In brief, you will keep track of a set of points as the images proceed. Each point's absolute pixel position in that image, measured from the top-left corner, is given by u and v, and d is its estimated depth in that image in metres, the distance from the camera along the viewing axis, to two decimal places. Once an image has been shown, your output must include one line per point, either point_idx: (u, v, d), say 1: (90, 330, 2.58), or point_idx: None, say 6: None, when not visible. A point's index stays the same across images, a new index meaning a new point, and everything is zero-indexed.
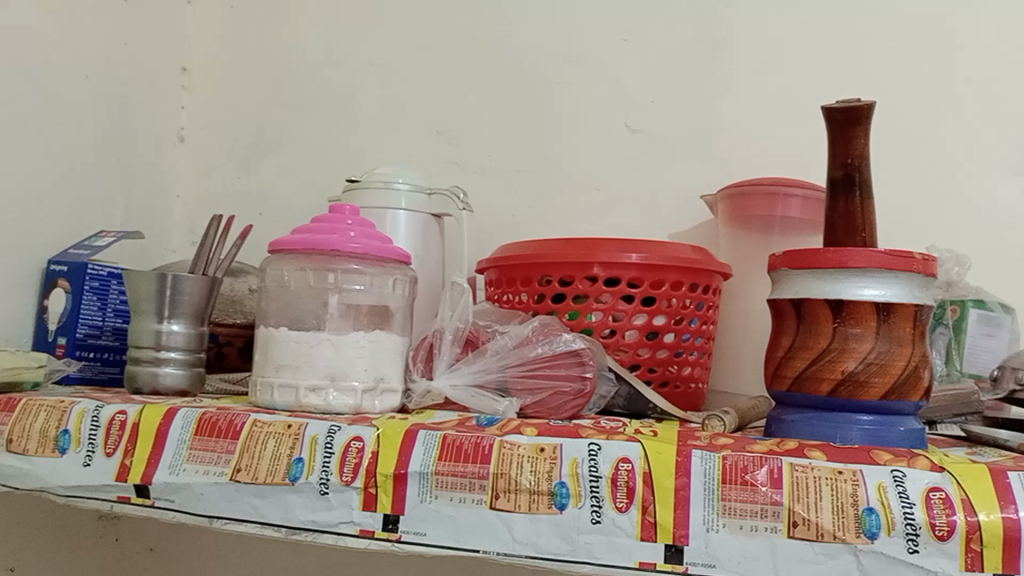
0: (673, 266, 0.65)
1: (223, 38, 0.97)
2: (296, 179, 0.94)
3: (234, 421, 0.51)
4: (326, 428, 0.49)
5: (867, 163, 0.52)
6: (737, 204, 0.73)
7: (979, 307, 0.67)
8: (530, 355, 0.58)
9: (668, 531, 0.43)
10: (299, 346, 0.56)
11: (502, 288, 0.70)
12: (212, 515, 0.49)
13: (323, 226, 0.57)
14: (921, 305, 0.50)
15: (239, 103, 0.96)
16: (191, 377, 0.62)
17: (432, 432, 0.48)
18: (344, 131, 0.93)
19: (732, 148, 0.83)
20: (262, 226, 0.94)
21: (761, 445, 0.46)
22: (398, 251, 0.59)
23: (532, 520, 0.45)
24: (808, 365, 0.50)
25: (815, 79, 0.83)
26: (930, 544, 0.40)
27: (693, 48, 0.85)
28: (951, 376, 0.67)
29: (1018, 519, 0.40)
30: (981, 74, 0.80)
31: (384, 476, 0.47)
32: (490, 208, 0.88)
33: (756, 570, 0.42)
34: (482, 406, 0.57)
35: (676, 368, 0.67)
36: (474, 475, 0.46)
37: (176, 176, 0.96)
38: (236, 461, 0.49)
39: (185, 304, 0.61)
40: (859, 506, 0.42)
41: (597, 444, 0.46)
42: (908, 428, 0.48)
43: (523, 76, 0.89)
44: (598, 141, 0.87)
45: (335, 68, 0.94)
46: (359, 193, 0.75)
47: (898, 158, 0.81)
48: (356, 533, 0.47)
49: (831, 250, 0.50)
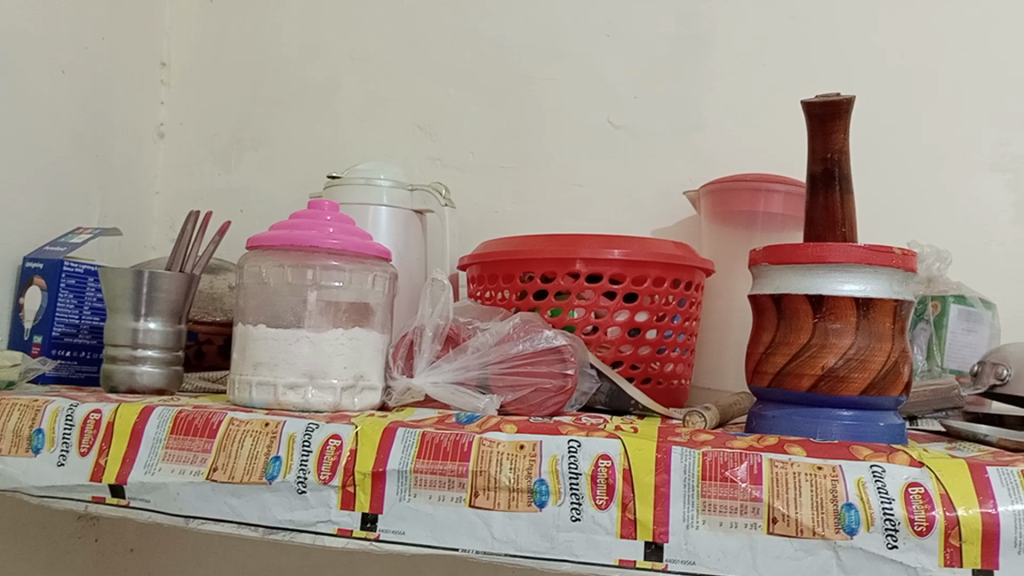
0: (655, 262, 0.64)
1: (202, 34, 0.96)
2: (277, 175, 0.93)
3: (211, 419, 0.50)
4: (304, 426, 0.49)
5: (846, 158, 0.52)
6: (719, 200, 0.73)
7: (959, 302, 0.67)
8: (511, 352, 0.58)
9: (647, 528, 0.43)
10: (278, 343, 0.56)
11: (484, 285, 0.70)
12: (188, 515, 0.48)
13: (301, 222, 0.57)
14: (901, 300, 0.50)
15: (218, 98, 0.95)
16: (168, 375, 0.61)
17: (410, 430, 0.48)
18: (325, 127, 0.92)
19: (715, 144, 0.83)
20: (243, 222, 0.93)
21: (741, 441, 0.46)
22: (377, 247, 0.58)
23: (511, 518, 0.44)
24: (789, 360, 0.50)
25: (797, 75, 0.83)
26: (908, 539, 0.40)
27: (675, 43, 0.85)
28: (931, 371, 0.67)
29: (996, 514, 0.40)
30: (961, 71, 0.80)
31: (362, 475, 0.46)
32: (472, 204, 0.88)
33: (735, 566, 0.42)
34: (463, 404, 0.56)
35: (658, 365, 0.67)
36: (453, 473, 0.45)
37: (155, 172, 0.95)
38: (213, 460, 0.48)
39: (162, 302, 0.60)
40: (838, 502, 0.41)
41: (577, 441, 0.46)
42: (886, 424, 0.49)
43: (504, 71, 0.89)
44: (580, 137, 0.86)
45: (316, 63, 0.93)
46: (341, 190, 0.75)
47: (880, 154, 0.81)
48: (334, 532, 0.46)
49: (811, 245, 0.50)
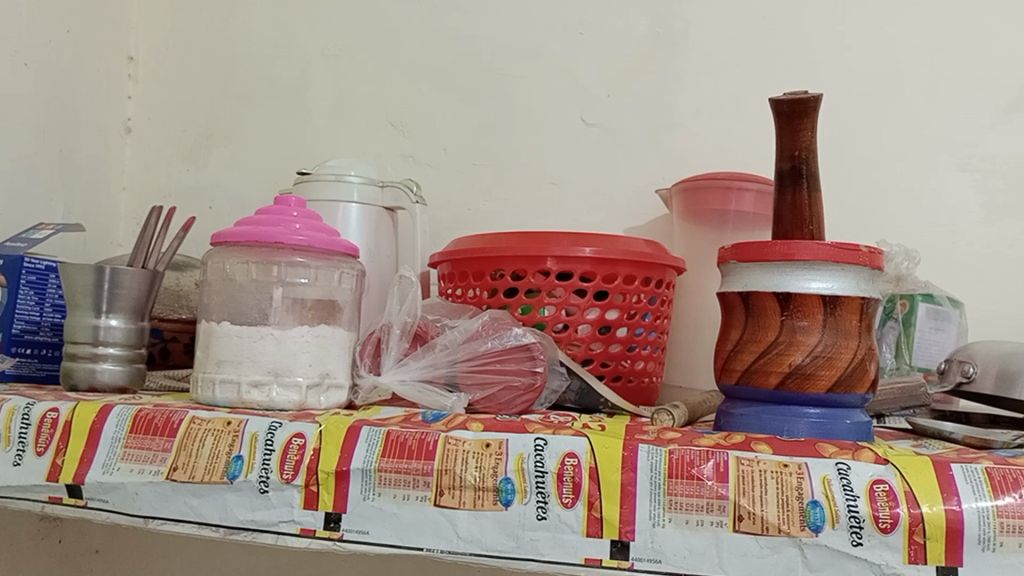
0: (626, 260, 0.64)
1: (170, 28, 0.95)
2: (247, 171, 0.92)
3: (171, 418, 0.49)
4: (266, 424, 0.48)
5: (814, 155, 0.52)
6: (691, 198, 0.73)
7: (928, 300, 0.68)
8: (481, 350, 0.57)
9: (614, 527, 0.43)
10: (242, 340, 0.55)
11: (455, 282, 0.69)
12: (147, 515, 0.47)
13: (267, 217, 0.56)
14: (868, 297, 0.50)
15: (187, 93, 0.94)
16: (130, 373, 0.60)
17: (375, 429, 0.47)
18: (295, 122, 0.91)
19: (687, 142, 0.83)
20: (211, 219, 0.92)
21: (708, 438, 0.46)
22: (344, 243, 0.57)
23: (476, 517, 0.44)
24: (756, 358, 0.50)
25: (768, 74, 0.83)
26: (873, 537, 0.40)
27: (647, 41, 0.85)
28: (900, 369, 0.67)
29: (960, 512, 0.40)
30: (929, 73, 0.81)
31: (326, 474, 0.46)
32: (444, 201, 0.87)
33: (701, 565, 0.42)
34: (431, 403, 0.56)
35: (628, 363, 0.66)
36: (418, 472, 0.45)
37: (122, 168, 0.94)
38: (173, 460, 0.47)
39: (123, 298, 0.59)
40: (804, 499, 0.41)
41: (543, 439, 0.45)
42: (853, 422, 0.49)
43: (476, 67, 0.88)
44: (552, 134, 0.86)
45: (286, 58, 0.92)
46: (309, 186, 0.74)
47: (850, 154, 0.81)
48: (296, 533, 0.45)
49: (779, 243, 0.50)
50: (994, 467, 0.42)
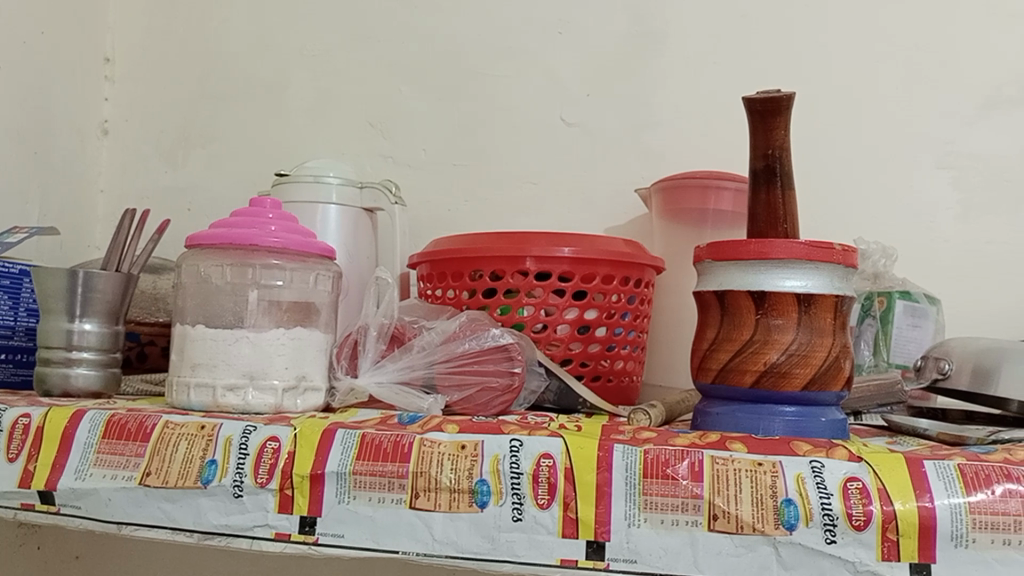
0: (604, 259, 0.64)
1: (147, 28, 0.94)
2: (226, 173, 0.91)
3: (145, 422, 0.49)
4: (241, 428, 0.48)
5: (788, 154, 0.52)
6: (670, 197, 0.74)
7: (905, 298, 0.68)
8: (458, 351, 0.57)
9: (589, 527, 0.43)
10: (216, 344, 0.54)
11: (434, 283, 0.69)
12: (120, 521, 0.47)
13: (242, 219, 0.55)
14: (842, 296, 0.50)
15: (165, 94, 0.93)
16: (105, 378, 0.59)
17: (351, 431, 0.47)
18: (274, 123, 0.91)
19: (666, 141, 0.84)
20: (189, 221, 0.91)
21: (683, 438, 0.46)
22: (321, 244, 0.57)
23: (452, 519, 0.44)
24: (732, 357, 0.50)
25: (747, 73, 0.83)
26: (846, 534, 0.40)
27: (626, 40, 0.85)
28: (878, 367, 0.68)
29: (932, 508, 0.40)
30: (907, 71, 0.81)
31: (300, 477, 0.45)
32: (424, 201, 0.87)
33: (677, 564, 0.42)
34: (407, 404, 0.55)
35: (608, 363, 0.66)
36: (393, 474, 0.45)
37: (99, 170, 0.93)
38: (146, 464, 0.47)
39: (97, 302, 0.59)
40: (777, 497, 0.41)
41: (519, 440, 0.45)
42: (828, 419, 0.49)
43: (456, 67, 0.88)
44: (533, 134, 0.86)
45: (265, 58, 0.92)
46: (288, 187, 0.73)
47: (828, 152, 0.82)
48: (271, 537, 0.45)
49: (754, 242, 0.50)
50: (966, 463, 0.42)
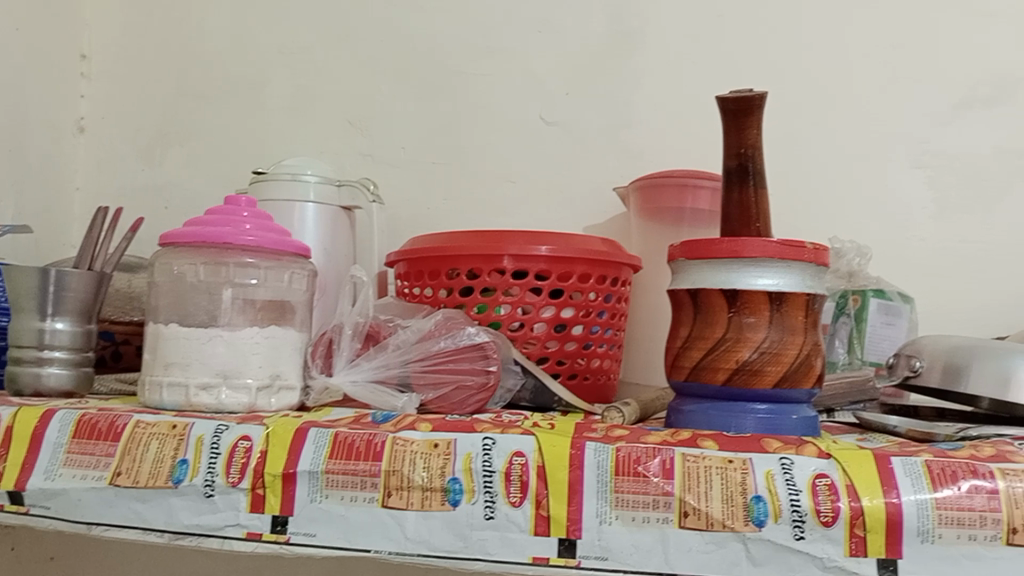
0: (581, 258, 0.64)
1: (124, 25, 0.93)
2: (203, 171, 0.91)
3: (115, 422, 0.48)
4: (213, 427, 0.47)
5: (760, 153, 0.52)
6: (648, 196, 0.74)
7: (879, 296, 0.69)
8: (433, 350, 0.57)
9: (561, 525, 0.43)
10: (189, 343, 0.54)
11: (411, 282, 0.69)
12: (91, 521, 0.46)
13: (216, 218, 0.55)
14: (814, 294, 0.51)
15: (142, 92, 0.93)
16: (77, 377, 0.59)
17: (323, 430, 0.47)
18: (253, 121, 0.90)
19: (645, 141, 0.84)
20: (167, 220, 0.90)
21: (655, 435, 0.46)
22: (295, 243, 0.57)
23: (424, 517, 0.44)
24: (704, 355, 0.50)
25: (724, 73, 0.84)
26: (815, 530, 0.41)
27: (606, 40, 0.85)
28: (852, 364, 0.68)
29: (900, 504, 0.41)
30: (882, 71, 0.82)
31: (272, 477, 0.45)
32: (402, 200, 0.87)
33: (648, 562, 0.42)
34: (382, 403, 0.55)
35: (585, 361, 0.67)
36: (366, 473, 0.45)
37: (75, 168, 0.92)
38: (117, 464, 0.47)
39: (70, 301, 0.59)
40: (747, 494, 0.42)
41: (491, 438, 0.45)
42: (800, 417, 0.49)
43: (435, 66, 0.88)
44: (512, 132, 0.86)
45: (244, 56, 0.91)
46: (265, 185, 0.73)
47: (805, 152, 0.82)
48: (242, 537, 0.45)
49: (727, 240, 0.50)
50: (933, 459, 0.43)
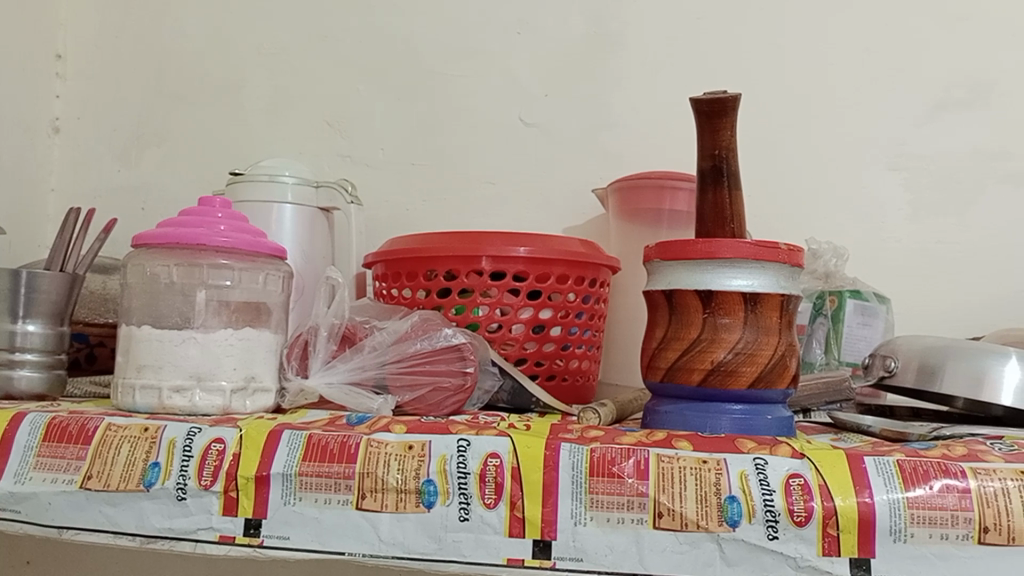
0: (559, 259, 0.64)
1: (100, 25, 0.92)
2: (181, 172, 0.90)
3: (86, 425, 0.48)
4: (185, 430, 0.47)
5: (734, 154, 0.52)
6: (627, 198, 0.74)
7: (855, 297, 0.69)
8: (410, 351, 0.57)
9: (536, 526, 0.43)
10: (162, 345, 0.54)
11: (389, 283, 0.68)
12: (61, 526, 0.46)
13: (190, 218, 0.55)
14: (788, 295, 0.51)
15: (118, 92, 0.92)
16: (48, 380, 0.58)
17: (297, 433, 0.47)
18: (230, 122, 0.90)
19: (624, 143, 0.84)
20: (143, 221, 0.90)
21: (630, 436, 0.46)
22: (270, 244, 0.56)
23: (399, 519, 0.43)
24: (679, 356, 0.50)
25: (702, 75, 0.84)
26: (788, 530, 0.41)
27: (585, 41, 0.85)
28: (829, 365, 0.69)
29: (872, 504, 0.41)
30: (859, 73, 0.82)
31: (245, 479, 0.45)
32: (382, 201, 0.86)
33: (622, 563, 0.42)
34: (357, 405, 0.55)
35: (563, 362, 0.67)
36: (340, 475, 0.44)
37: (50, 169, 0.91)
38: (87, 468, 0.46)
39: (41, 303, 0.58)
40: (721, 495, 0.42)
41: (466, 440, 0.45)
42: (774, 417, 0.49)
43: (414, 67, 0.88)
44: (491, 134, 0.86)
45: (221, 57, 0.90)
46: (242, 186, 0.73)
47: (782, 153, 0.82)
48: (215, 540, 0.44)
49: (702, 241, 0.50)
50: (905, 459, 0.43)
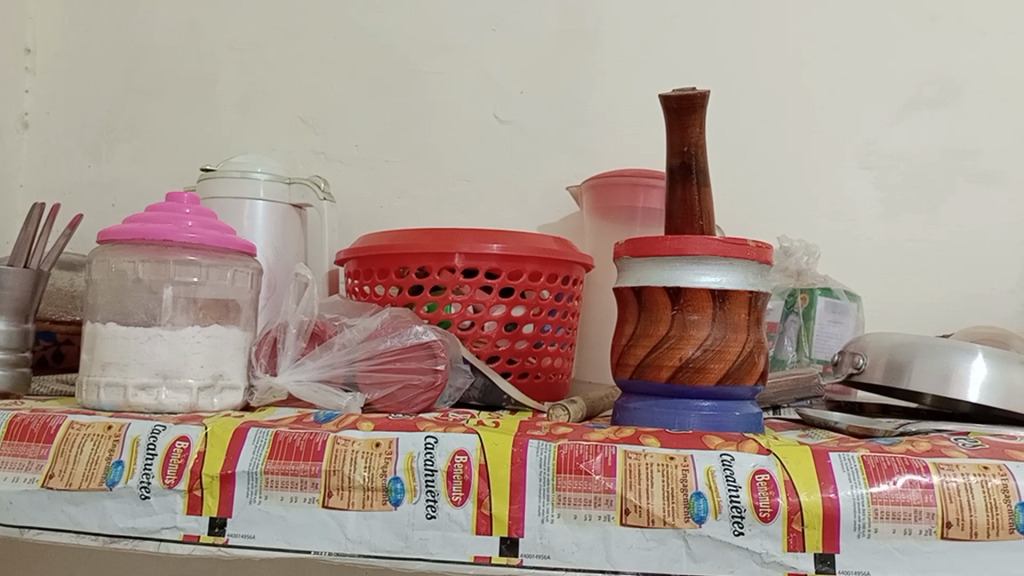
0: (532, 256, 0.64)
1: (70, 19, 0.91)
2: (152, 167, 0.89)
3: (48, 423, 0.47)
4: (149, 428, 0.46)
5: (702, 151, 0.53)
6: (600, 195, 0.74)
7: (826, 294, 0.70)
8: (379, 349, 0.57)
9: (503, 524, 0.43)
10: (128, 342, 0.53)
11: (360, 281, 0.68)
12: (23, 525, 0.45)
13: (157, 214, 0.54)
14: (757, 292, 0.51)
15: (88, 86, 0.91)
16: (13, 378, 0.57)
17: (263, 430, 0.46)
18: (203, 118, 0.89)
19: (599, 140, 0.84)
20: (114, 217, 0.89)
21: (598, 433, 0.46)
22: (239, 241, 0.56)
23: (366, 517, 0.43)
24: (648, 352, 0.50)
25: (677, 72, 0.84)
26: (754, 526, 0.41)
27: (560, 38, 0.85)
28: (800, 362, 0.69)
29: (837, 499, 0.41)
30: (832, 72, 0.83)
31: (210, 478, 0.44)
32: (355, 198, 0.86)
33: (589, 559, 0.42)
34: (326, 403, 0.55)
35: (535, 360, 0.66)
36: (306, 473, 0.44)
37: (19, 164, 0.90)
38: (49, 466, 0.46)
39: (5, 300, 0.57)
40: (688, 491, 0.42)
41: (434, 437, 0.45)
42: (742, 413, 0.50)
43: (389, 63, 0.87)
44: (466, 131, 0.86)
45: (193, 51, 0.90)
46: (213, 183, 0.72)
47: (755, 151, 0.83)
48: (179, 539, 0.44)
49: (670, 238, 0.50)
50: (870, 454, 0.43)
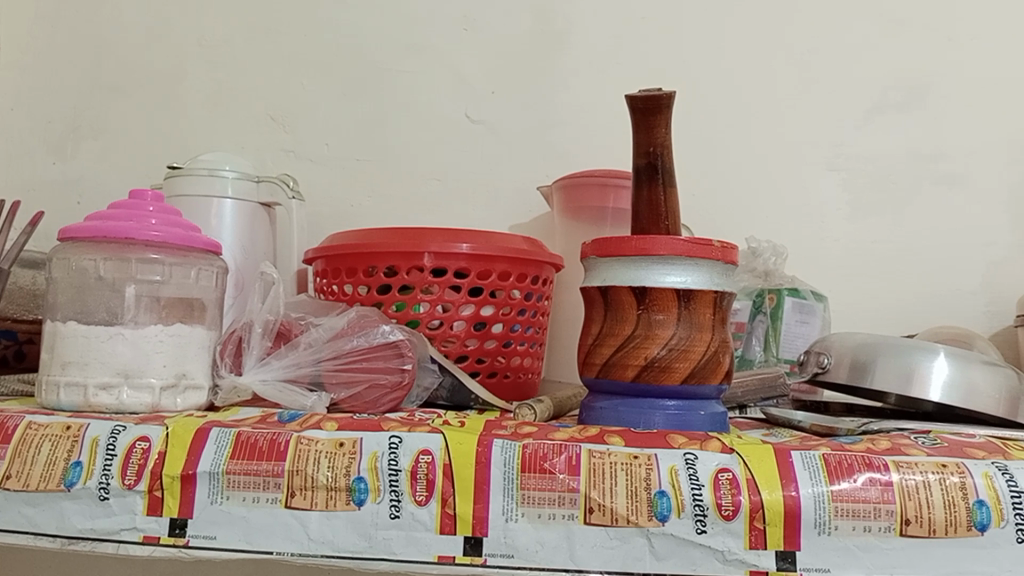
0: (501, 256, 0.64)
1: (34, 14, 0.90)
2: (118, 164, 0.88)
3: (6, 423, 0.46)
4: (109, 428, 0.46)
5: (668, 152, 0.53)
6: (570, 195, 0.74)
7: (793, 295, 0.70)
8: (346, 348, 0.56)
9: (467, 523, 0.42)
10: (89, 341, 0.52)
11: (328, 280, 0.67)
12: None
13: (120, 212, 0.53)
14: (722, 292, 0.51)
15: (53, 82, 0.89)
16: None
17: (225, 430, 0.46)
18: (170, 115, 0.88)
19: (570, 140, 0.84)
20: (79, 214, 0.87)
21: (563, 432, 0.46)
22: (203, 239, 0.55)
23: (328, 517, 0.43)
24: (614, 352, 0.50)
25: (647, 74, 0.84)
26: (716, 524, 0.41)
27: (531, 38, 0.85)
28: (768, 362, 0.70)
29: (798, 497, 0.41)
30: (801, 75, 0.84)
31: (170, 478, 0.44)
32: (326, 196, 0.85)
33: (553, 558, 0.42)
34: (291, 403, 0.54)
35: (504, 360, 0.66)
36: (269, 473, 0.43)
37: None
38: (5, 467, 0.45)
39: None
40: (651, 489, 0.42)
41: (398, 436, 0.45)
42: (707, 412, 0.50)
43: (360, 61, 0.87)
44: (437, 130, 0.85)
45: (161, 48, 0.89)
46: (180, 180, 0.71)
47: (725, 153, 0.83)
48: (139, 541, 0.43)
49: (635, 238, 0.50)
50: (831, 453, 0.43)
